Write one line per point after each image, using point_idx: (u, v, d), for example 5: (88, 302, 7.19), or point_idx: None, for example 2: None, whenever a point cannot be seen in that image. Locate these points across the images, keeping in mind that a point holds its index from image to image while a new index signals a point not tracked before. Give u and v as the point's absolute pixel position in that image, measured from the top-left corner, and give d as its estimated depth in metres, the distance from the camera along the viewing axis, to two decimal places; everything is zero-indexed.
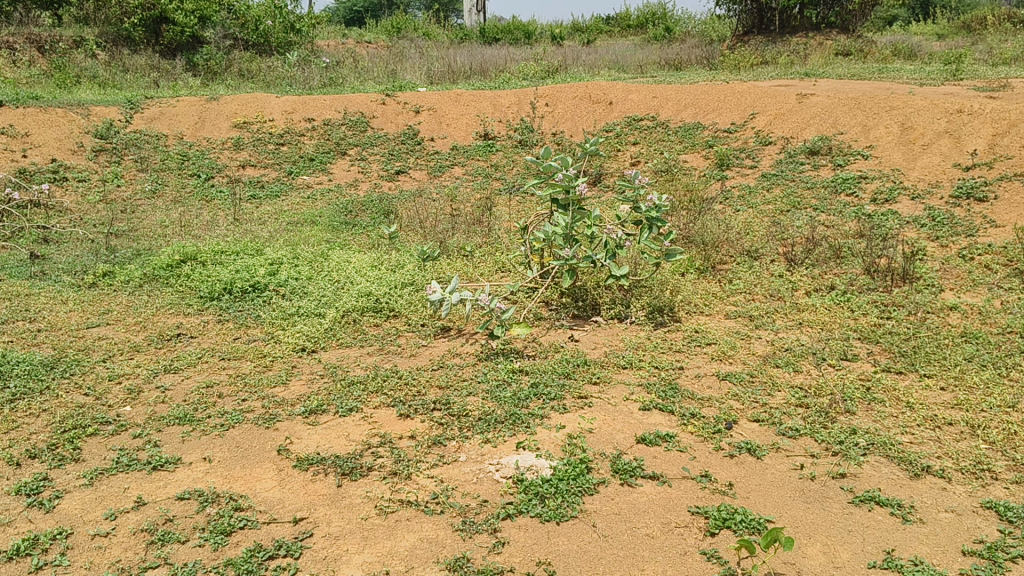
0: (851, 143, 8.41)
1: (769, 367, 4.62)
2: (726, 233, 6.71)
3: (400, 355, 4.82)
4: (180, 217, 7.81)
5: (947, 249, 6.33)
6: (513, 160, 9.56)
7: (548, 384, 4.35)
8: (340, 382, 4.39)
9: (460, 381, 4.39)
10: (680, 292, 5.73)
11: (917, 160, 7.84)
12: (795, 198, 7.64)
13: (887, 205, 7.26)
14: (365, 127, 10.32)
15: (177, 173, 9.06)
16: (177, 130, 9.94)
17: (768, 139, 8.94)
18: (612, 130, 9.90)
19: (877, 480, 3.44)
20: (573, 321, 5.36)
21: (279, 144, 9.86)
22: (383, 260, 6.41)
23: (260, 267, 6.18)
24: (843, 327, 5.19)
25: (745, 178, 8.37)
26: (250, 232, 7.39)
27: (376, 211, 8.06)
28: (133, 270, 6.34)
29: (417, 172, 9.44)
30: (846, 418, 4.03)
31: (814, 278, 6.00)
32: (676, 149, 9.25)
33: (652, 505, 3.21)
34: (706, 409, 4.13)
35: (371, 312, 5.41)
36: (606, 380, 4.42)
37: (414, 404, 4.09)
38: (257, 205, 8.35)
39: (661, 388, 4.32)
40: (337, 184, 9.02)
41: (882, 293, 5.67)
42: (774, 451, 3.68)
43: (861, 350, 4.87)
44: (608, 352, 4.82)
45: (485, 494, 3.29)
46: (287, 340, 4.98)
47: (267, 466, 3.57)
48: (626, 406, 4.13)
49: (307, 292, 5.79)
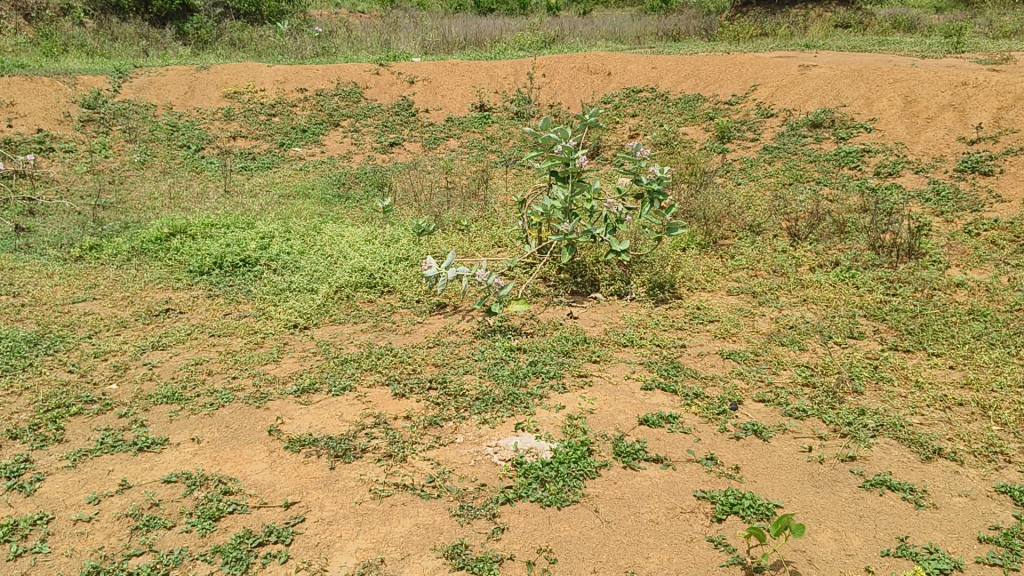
0: (854, 115, 8.26)
1: (773, 346, 4.51)
2: (727, 207, 6.58)
3: (395, 332, 4.70)
4: (169, 189, 7.65)
5: (952, 224, 6.21)
6: (510, 132, 9.39)
7: (546, 362, 4.24)
8: (332, 360, 4.27)
9: (456, 360, 4.28)
10: (682, 268, 5.61)
11: (920, 133, 7.71)
12: (798, 171, 7.51)
13: (891, 178, 7.14)
14: (358, 98, 10.12)
15: (167, 144, 8.87)
16: (166, 100, 9.74)
17: (769, 111, 8.79)
18: (610, 103, 9.73)
19: (888, 463, 3.34)
20: (572, 297, 5.24)
21: (271, 115, 9.67)
22: (378, 235, 6.26)
23: (251, 241, 6.02)
24: (848, 304, 5.08)
25: (746, 151, 8.22)
26: (241, 204, 7.23)
27: (370, 184, 7.90)
28: (121, 243, 6.19)
29: (412, 144, 9.26)
30: (854, 398, 3.92)
31: (818, 253, 5.88)
32: (676, 121, 9.09)
33: (656, 490, 3.11)
34: (710, 389, 4.03)
35: (365, 288, 5.28)
36: (606, 359, 4.32)
37: (410, 383, 3.97)
38: (248, 177, 8.18)
39: (663, 367, 4.22)
40: (330, 157, 8.84)
41: (887, 269, 5.55)
42: (782, 433, 3.57)
43: (867, 328, 4.76)
44: (608, 330, 4.71)
45: (483, 477, 3.17)
46: (279, 316, 4.84)
47: (258, 447, 3.44)
48: (627, 386, 4.03)
49: (299, 266, 5.65)
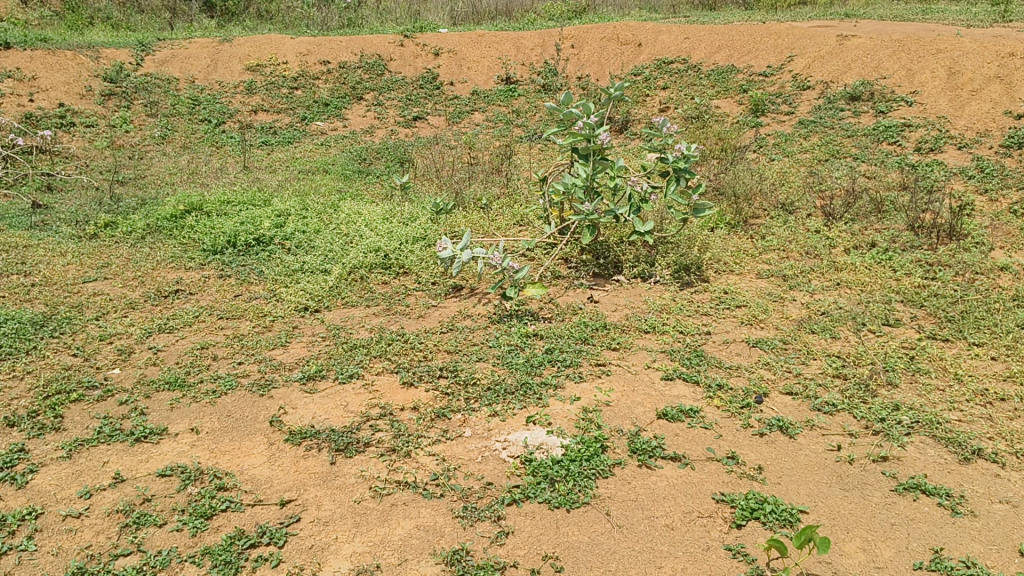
0: (894, 88, 7.91)
1: (803, 333, 4.29)
2: (759, 184, 6.33)
3: (408, 316, 4.55)
4: (189, 165, 7.54)
5: (996, 203, 5.90)
6: (537, 106, 9.16)
7: (563, 350, 4.07)
8: (341, 345, 4.12)
9: (469, 346, 4.12)
10: (710, 249, 5.39)
11: (965, 106, 7.37)
12: (834, 146, 7.21)
13: (932, 154, 6.82)
14: (382, 70, 9.93)
15: (188, 118, 8.75)
16: (189, 74, 9.62)
17: (805, 84, 8.46)
18: (641, 75, 9.44)
19: (923, 464, 3.12)
20: (593, 280, 5.05)
21: (293, 88, 9.51)
22: (396, 213, 6.10)
23: (266, 219, 5.88)
24: (883, 288, 4.83)
25: (780, 125, 7.92)
26: (259, 180, 7.10)
27: (391, 159, 7.74)
28: (137, 220, 6.09)
29: (436, 118, 9.06)
30: (888, 391, 3.70)
31: (853, 234, 5.62)
32: (708, 94, 8.79)
33: (672, 491, 2.93)
34: (734, 380, 3.82)
35: (380, 269, 5.13)
36: (626, 347, 4.13)
37: (419, 371, 3.82)
38: (269, 152, 8.05)
39: (685, 355, 4.02)
40: (352, 131, 8.67)
41: (926, 251, 5.28)
42: (809, 430, 3.36)
43: (904, 314, 4.51)
44: (630, 315, 4.52)
45: (489, 474, 3.02)
46: (289, 299, 4.71)
47: (257, 439, 3.30)
48: (648, 375, 3.85)
49: (313, 246, 5.50)
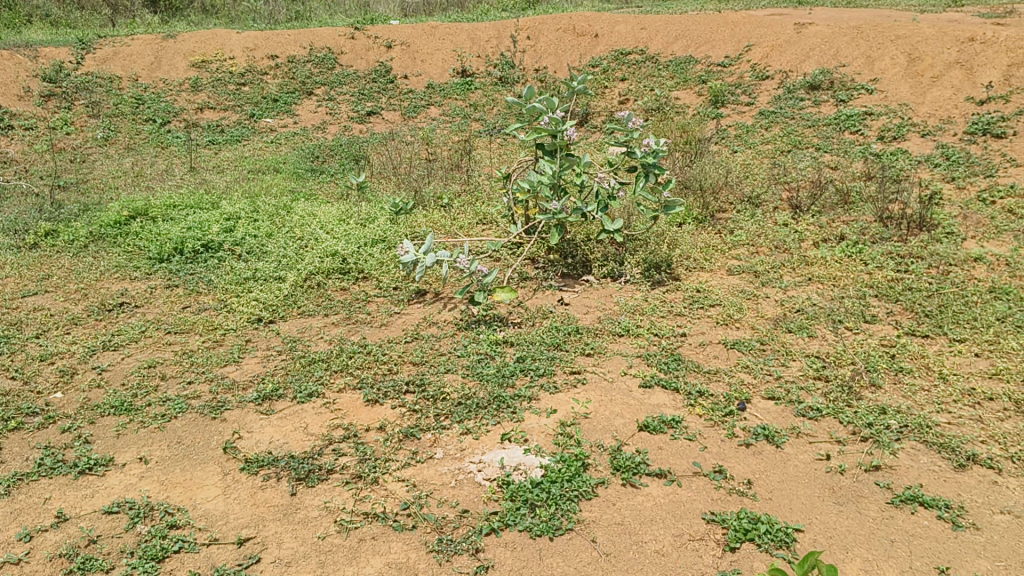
0: (854, 75, 7.83)
1: (781, 333, 4.14)
2: (724, 176, 6.20)
3: (369, 326, 4.33)
4: (133, 167, 7.20)
5: (964, 191, 5.83)
6: (493, 99, 8.94)
7: (534, 358, 3.88)
8: (299, 360, 3.89)
9: (436, 357, 3.92)
10: (679, 245, 5.24)
11: (926, 93, 7.32)
12: (797, 136, 7.11)
13: (896, 142, 6.75)
14: (332, 64, 9.64)
15: (131, 118, 8.39)
16: (131, 72, 9.24)
17: (765, 73, 8.36)
18: (598, 66, 9.27)
19: (917, 473, 2.99)
20: (562, 281, 4.87)
21: (240, 85, 9.18)
22: (352, 214, 5.86)
23: (214, 223, 5.60)
24: (857, 283, 4.72)
25: (741, 116, 7.80)
26: (207, 182, 6.80)
27: (345, 157, 7.48)
28: (78, 228, 5.77)
29: (390, 113, 8.80)
30: (872, 393, 3.56)
31: (822, 226, 5.50)
32: (667, 85, 8.64)
33: (659, 513, 2.75)
34: (714, 385, 3.66)
35: (337, 275, 4.90)
36: (600, 353, 3.96)
37: (383, 386, 3.61)
38: (216, 152, 7.73)
39: (662, 360, 3.86)
40: (303, 128, 8.38)
41: (898, 243, 5.18)
42: (796, 437, 3.20)
43: (881, 309, 4.39)
44: (602, 318, 4.35)
45: (463, 501, 2.82)
46: (241, 310, 4.46)
47: (211, 469, 3.07)
48: (625, 383, 3.67)
49: (266, 251, 5.25)
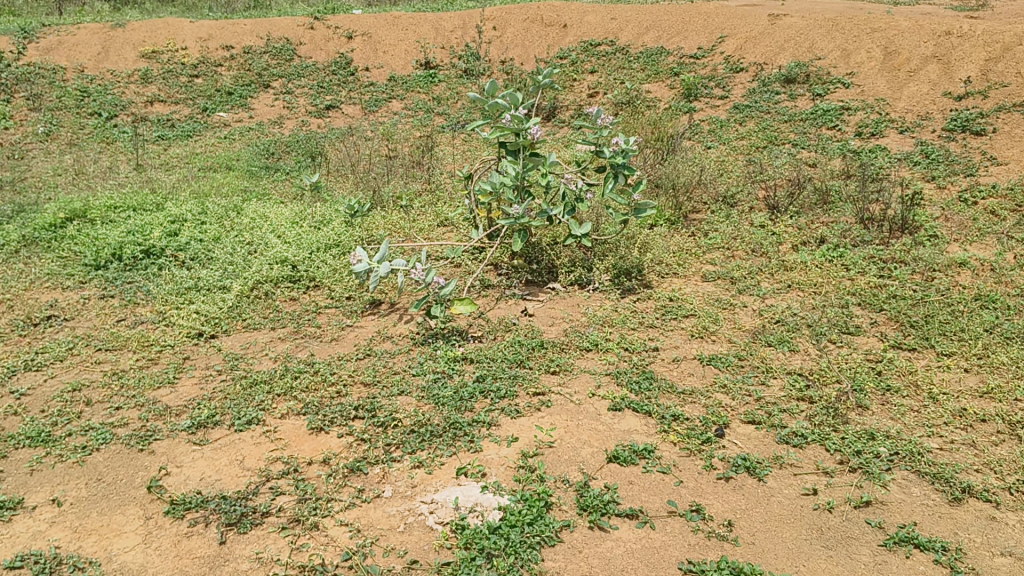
0: (829, 69, 7.60)
1: (759, 346, 3.88)
2: (698, 174, 5.93)
3: (319, 340, 4.02)
4: (75, 163, 6.80)
5: (945, 190, 5.61)
6: (458, 92, 8.61)
7: (496, 377, 3.59)
8: (240, 382, 3.56)
9: (389, 376, 3.62)
10: (651, 250, 4.97)
11: (903, 88, 7.11)
12: (771, 132, 6.86)
13: (873, 139, 6.52)
14: (290, 56, 9.27)
15: (76, 111, 7.97)
16: (77, 62, 8.82)
17: (738, 65, 8.10)
18: (567, 58, 8.96)
19: (911, 509, 2.74)
20: (526, 289, 4.59)
21: (193, 77, 8.79)
22: (305, 216, 5.54)
23: (157, 227, 5.24)
24: (838, 290, 4.47)
25: (714, 110, 7.54)
26: (152, 180, 6.42)
27: (302, 154, 7.13)
28: (10, 231, 5.38)
29: (350, 107, 8.44)
30: (858, 416, 3.31)
31: (800, 228, 5.25)
32: (638, 78, 8.35)
33: (631, 561, 2.48)
34: (689, 407, 3.39)
35: (287, 284, 4.58)
36: (566, 370, 3.68)
37: (330, 412, 3.29)
38: (165, 148, 7.35)
39: (633, 379, 3.58)
40: (259, 122, 8.00)
41: (879, 246, 4.94)
42: (779, 469, 2.94)
43: (863, 319, 4.15)
44: (569, 331, 4.06)
45: (412, 549, 2.53)
46: (180, 323, 4.12)
47: (132, 513, 2.77)
48: (593, 406, 3.39)
49: (212, 258, 4.90)
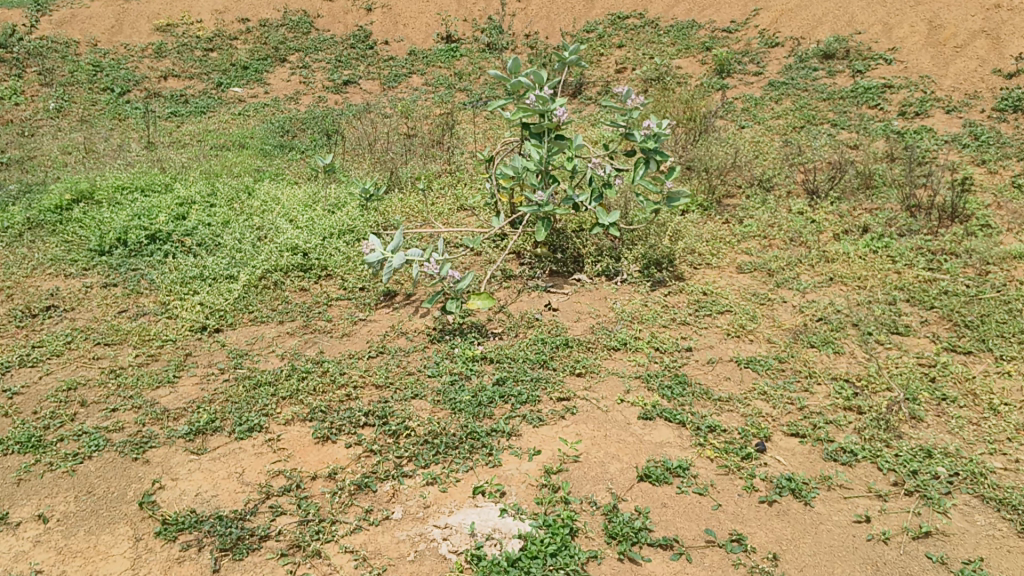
0: (871, 44, 7.23)
1: (801, 347, 3.60)
2: (731, 157, 5.63)
3: (329, 336, 3.79)
4: (85, 141, 6.58)
5: (997, 175, 5.26)
6: (481, 67, 8.30)
7: (517, 380, 3.34)
8: (243, 382, 3.34)
9: (403, 378, 3.38)
10: (682, 238, 4.69)
11: (949, 65, 6.76)
12: (809, 111, 6.52)
13: (919, 119, 6.17)
14: (308, 29, 9.00)
15: (87, 87, 7.74)
16: (89, 36, 8.63)
17: (774, 40, 7.74)
18: (594, 31, 8.62)
19: (975, 541, 2.48)
20: (550, 280, 4.33)
21: (207, 50, 8.54)
22: (319, 198, 5.29)
23: (164, 210, 5.03)
24: (885, 284, 4.17)
25: (748, 87, 7.19)
26: (163, 159, 6.18)
27: (317, 131, 6.87)
28: (14, 213, 5.17)
29: (369, 82, 8.16)
30: (912, 429, 3.03)
31: (842, 215, 4.95)
32: (668, 53, 7.98)
33: None
34: (726, 416, 3.13)
35: (297, 273, 4.35)
36: (593, 373, 3.42)
37: (338, 418, 3.06)
38: (179, 125, 7.12)
39: (665, 384, 3.32)
40: (275, 98, 7.75)
41: (928, 236, 4.62)
42: (827, 491, 2.69)
43: (912, 318, 3.86)
44: (595, 327, 3.80)
45: None
46: (183, 316, 3.91)
47: (122, 533, 2.58)
48: (622, 414, 3.14)
49: (220, 243, 4.68)
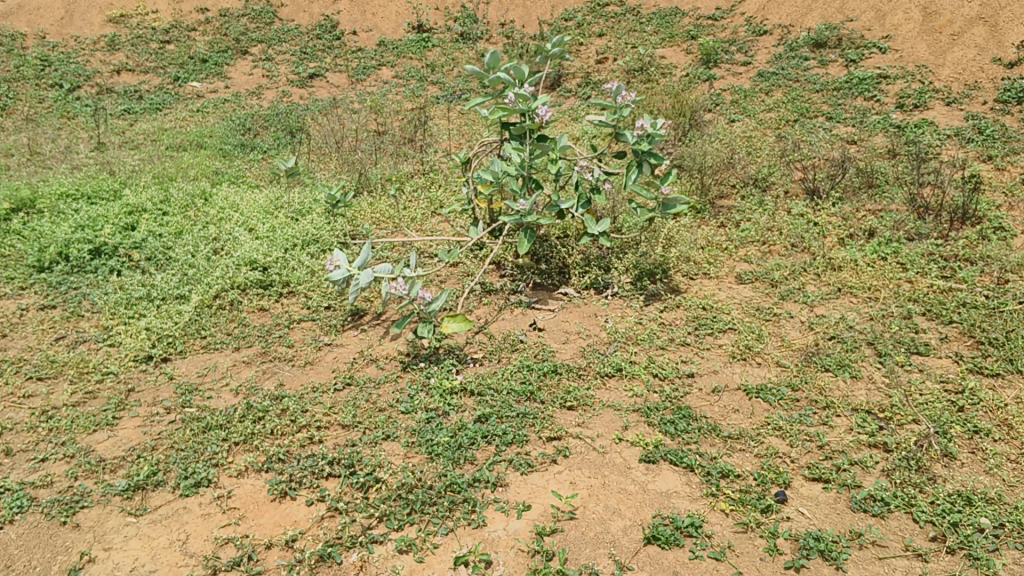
0: (863, 32, 6.91)
1: (814, 371, 3.26)
2: (724, 155, 5.28)
3: (290, 364, 3.41)
4: (29, 141, 6.12)
5: (1005, 172, 4.95)
6: (454, 58, 7.89)
7: (502, 416, 2.97)
8: (191, 424, 2.95)
9: (373, 415, 3.00)
10: (676, 245, 4.33)
11: (946, 54, 6.45)
12: (802, 103, 6.19)
13: (918, 112, 5.85)
14: (271, 19, 8.57)
15: (35, 82, 7.25)
16: (37, 28, 8.19)
17: (761, 28, 7.40)
18: (572, 20, 8.23)
19: None
20: (534, 294, 3.96)
21: (164, 43, 8.09)
22: (281, 204, 4.88)
23: (111, 220, 4.61)
24: (898, 294, 3.84)
25: (736, 78, 6.85)
26: (114, 161, 5.74)
27: (281, 129, 6.45)
28: None
29: (336, 75, 7.73)
30: (945, 470, 2.70)
31: (845, 217, 4.61)
32: (651, 42, 7.60)
33: None
34: (738, 457, 2.78)
35: (256, 290, 3.95)
36: (586, 406, 3.06)
37: (299, 468, 2.69)
38: (132, 123, 6.66)
39: (667, 418, 2.97)
40: (236, 93, 7.30)
41: (938, 241, 4.30)
42: (859, 550, 2.37)
43: (931, 335, 3.53)
44: (586, 350, 3.44)
45: None
46: (127, 344, 3.51)
47: None
48: (621, 456, 2.78)
49: (172, 257, 4.27)
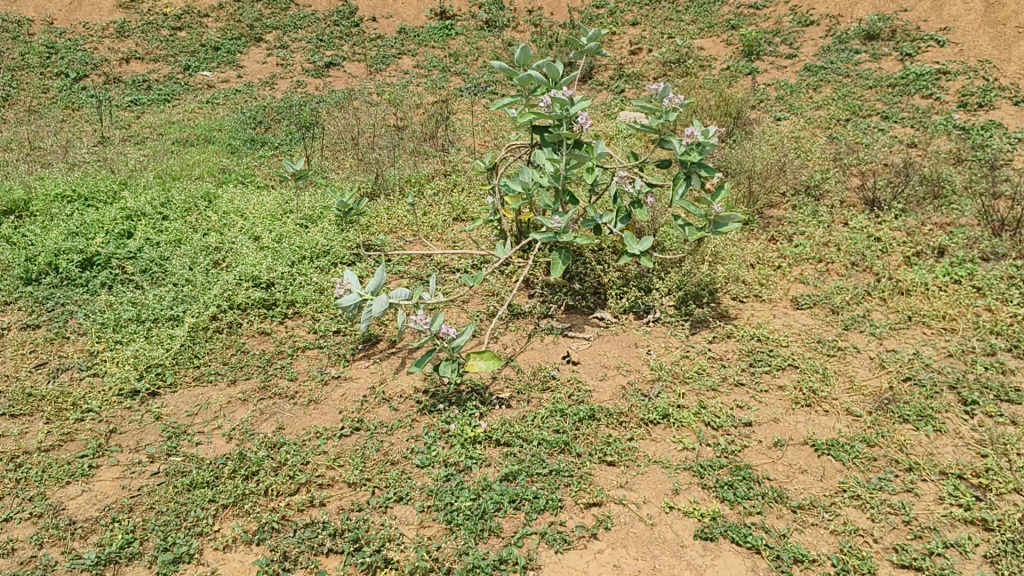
0: (919, 23, 6.42)
1: (890, 423, 2.84)
2: (772, 158, 4.83)
3: (292, 402, 3.02)
4: (29, 134, 5.76)
5: None
6: (478, 46, 7.47)
7: (532, 474, 2.57)
8: (175, 479, 2.57)
9: (384, 470, 2.62)
10: (723, 262, 3.90)
11: (1011, 47, 5.97)
12: (854, 100, 5.72)
13: (983, 111, 5.37)
14: (288, 5, 8.17)
15: (39, 71, 6.90)
16: (45, 14, 7.84)
17: (807, 18, 6.92)
18: (604, 7, 7.79)
19: None
20: (566, 318, 3.55)
21: (175, 29, 7.71)
22: (290, 210, 4.50)
23: (105, 226, 4.23)
24: (979, 326, 3.39)
25: (781, 71, 6.38)
26: (115, 158, 5.38)
27: (295, 123, 6.05)
28: None
29: (354, 64, 7.32)
30: None
31: (911, 232, 4.16)
32: (688, 32, 7.13)
33: None
34: (811, 535, 2.37)
35: (258, 311, 3.57)
36: (629, 463, 2.66)
37: (296, 542, 2.32)
38: (138, 115, 6.29)
39: (725, 480, 2.56)
40: (249, 83, 6.91)
41: (1019, 261, 3.84)
42: None
43: (1022, 377, 3.08)
44: (627, 389, 3.04)
45: None
46: (112, 374, 3.13)
47: None
48: (674, 531, 2.39)
49: (169, 270, 3.90)
